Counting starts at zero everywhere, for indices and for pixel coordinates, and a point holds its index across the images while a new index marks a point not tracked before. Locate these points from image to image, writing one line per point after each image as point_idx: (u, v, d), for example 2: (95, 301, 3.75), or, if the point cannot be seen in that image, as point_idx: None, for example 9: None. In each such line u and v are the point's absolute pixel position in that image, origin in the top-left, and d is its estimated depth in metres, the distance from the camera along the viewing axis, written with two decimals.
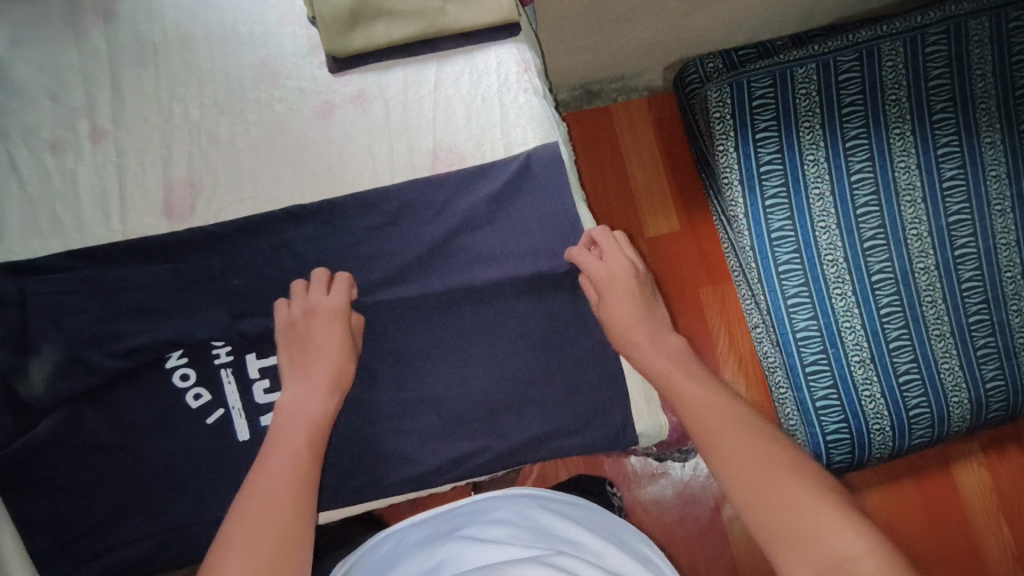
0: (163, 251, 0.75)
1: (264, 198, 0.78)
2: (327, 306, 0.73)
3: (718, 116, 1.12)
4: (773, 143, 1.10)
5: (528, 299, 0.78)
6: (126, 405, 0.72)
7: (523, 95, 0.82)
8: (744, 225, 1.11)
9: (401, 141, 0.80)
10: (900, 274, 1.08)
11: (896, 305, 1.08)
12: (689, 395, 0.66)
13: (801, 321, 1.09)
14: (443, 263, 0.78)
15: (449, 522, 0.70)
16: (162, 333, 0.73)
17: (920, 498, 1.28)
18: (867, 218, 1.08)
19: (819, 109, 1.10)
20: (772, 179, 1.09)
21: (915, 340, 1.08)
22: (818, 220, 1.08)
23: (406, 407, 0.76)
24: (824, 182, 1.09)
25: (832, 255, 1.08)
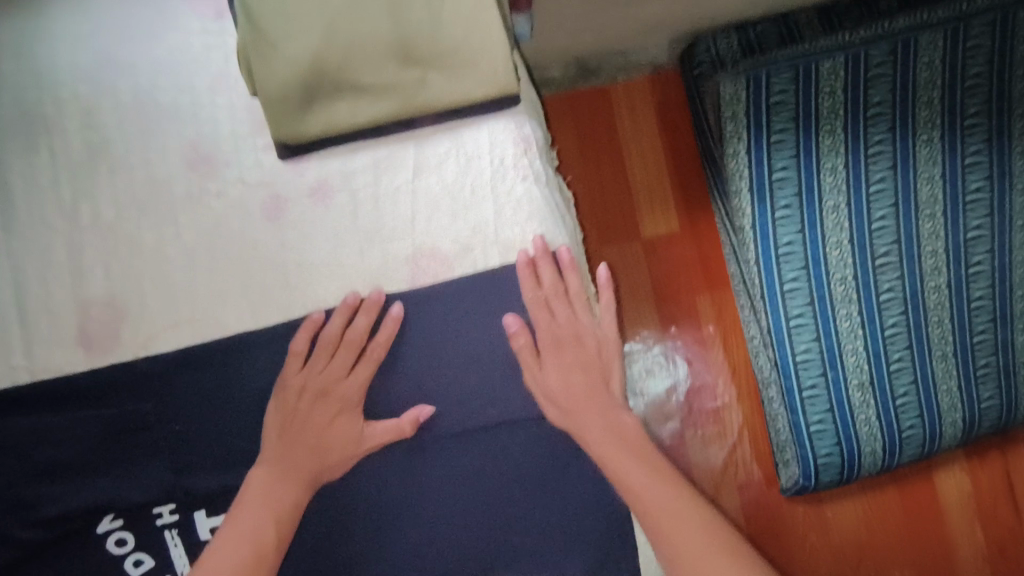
0: (84, 394, 0.62)
1: (205, 321, 0.63)
2: (343, 391, 0.64)
3: (728, 113, 0.83)
4: (789, 146, 0.83)
5: (527, 437, 0.67)
6: (54, 574, 0.61)
7: (522, 183, 0.66)
8: (750, 239, 0.84)
9: (373, 246, 0.65)
10: (911, 292, 0.85)
11: (902, 327, 0.85)
12: (647, 490, 0.61)
13: (802, 342, 0.85)
14: (427, 397, 0.66)
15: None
16: (89, 498, 0.61)
17: (897, 509, 1.03)
18: (882, 230, 0.84)
19: (844, 112, 0.83)
20: (786, 191, 0.83)
21: (919, 373, 0.86)
22: (830, 236, 0.83)
23: (389, 563, 0.66)
24: (839, 189, 0.83)
25: (842, 276, 0.84)
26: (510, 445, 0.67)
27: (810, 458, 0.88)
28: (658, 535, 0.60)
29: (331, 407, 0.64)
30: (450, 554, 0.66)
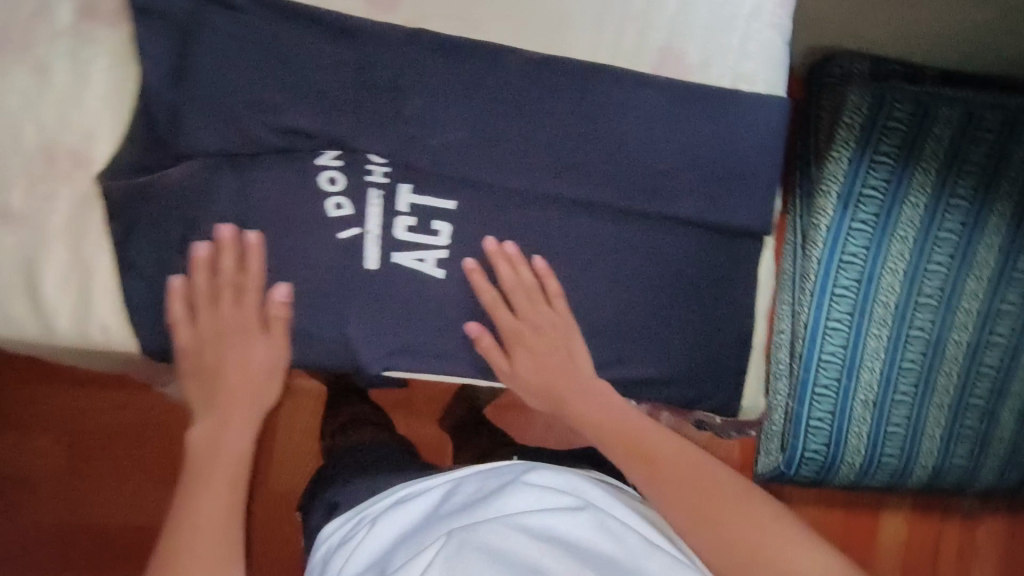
0: (356, 35, 0.67)
1: (473, 22, 0.70)
2: (447, 114, 0.69)
3: (845, 122, 0.95)
4: (886, 171, 0.93)
5: (695, 238, 0.75)
6: (264, 177, 0.67)
7: (771, 30, 0.75)
8: (822, 236, 0.95)
9: (635, 25, 0.72)
10: (937, 338, 0.93)
11: (916, 364, 0.95)
12: (655, 442, 0.68)
13: (830, 343, 0.96)
14: (626, 171, 0.73)
15: (500, 475, 0.69)
16: (327, 125, 0.67)
17: (844, 525, 1.13)
18: (933, 274, 0.92)
19: (941, 157, 0.92)
20: (870, 206, 0.93)
21: (914, 411, 0.96)
22: (890, 260, 0.93)
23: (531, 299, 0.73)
24: (912, 225, 0.92)
25: (885, 298, 0.93)
26: (674, 241, 0.74)
27: (799, 446, 0.99)
28: (660, 482, 0.64)
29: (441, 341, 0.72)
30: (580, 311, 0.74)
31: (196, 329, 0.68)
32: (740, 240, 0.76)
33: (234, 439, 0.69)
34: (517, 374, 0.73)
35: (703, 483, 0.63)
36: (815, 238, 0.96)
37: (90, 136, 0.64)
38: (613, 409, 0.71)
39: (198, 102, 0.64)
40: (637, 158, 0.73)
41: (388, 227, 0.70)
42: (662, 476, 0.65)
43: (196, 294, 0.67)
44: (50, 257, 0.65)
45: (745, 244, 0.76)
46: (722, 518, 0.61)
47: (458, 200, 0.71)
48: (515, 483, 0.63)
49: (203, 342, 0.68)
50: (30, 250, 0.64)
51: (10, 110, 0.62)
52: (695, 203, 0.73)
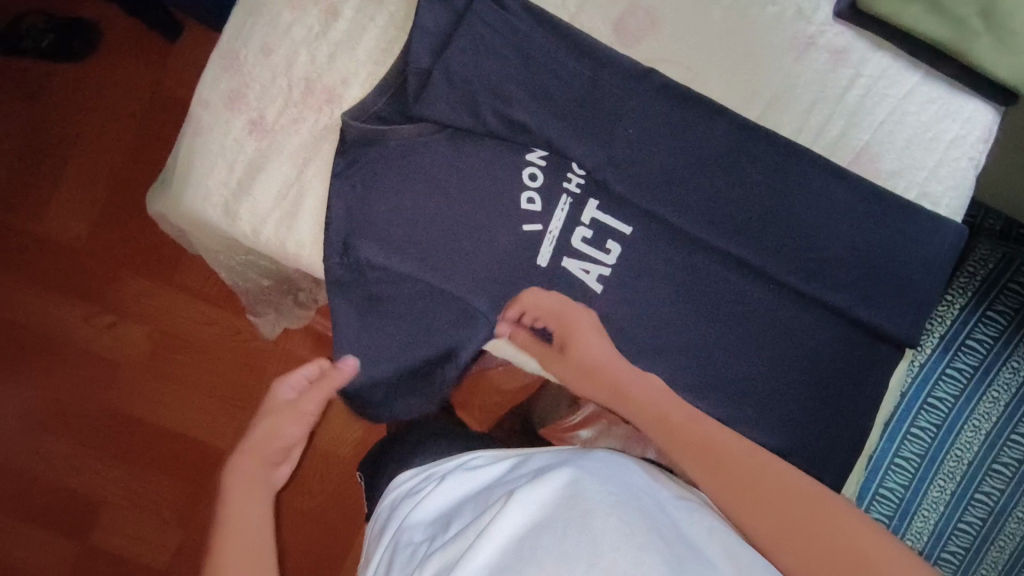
0: (598, 59, 0.73)
1: (697, 78, 0.76)
2: (652, 150, 0.75)
3: (968, 270, 0.95)
4: (994, 330, 0.94)
5: (840, 330, 0.77)
6: (475, 156, 0.73)
7: (966, 160, 0.78)
8: (914, 372, 0.94)
9: (842, 120, 0.77)
10: (1000, 510, 0.93)
11: (971, 529, 0.93)
12: (710, 436, 0.62)
13: (894, 479, 0.94)
14: (796, 248, 0.76)
15: (570, 453, 0.60)
16: (548, 130, 0.72)
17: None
18: (1016, 445, 0.93)
19: None
20: (969, 358, 0.94)
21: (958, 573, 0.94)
22: (974, 417, 0.94)
23: (672, 339, 0.76)
24: (1008, 389, 0.93)
25: (960, 451, 0.94)
26: (820, 325, 0.77)
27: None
28: (717, 474, 0.58)
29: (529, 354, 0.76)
30: (714, 363, 0.76)
31: (370, 271, 0.72)
32: (881, 344, 0.78)
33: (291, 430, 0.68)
34: (592, 388, 0.71)
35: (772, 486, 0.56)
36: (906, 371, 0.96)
37: (346, 81, 0.71)
38: (659, 399, 0.68)
39: (447, 75, 0.70)
40: (811, 240, 0.76)
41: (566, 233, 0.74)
42: (718, 460, 0.59)
43: (382, 239, 0.71)
44: (274, 172, 0.71)
45: (885, 349, 0.78)
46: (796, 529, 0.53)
47: (634, 227, 0.75)
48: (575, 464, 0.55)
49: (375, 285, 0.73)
50: (261, 160, 0.70)
51: (291, 40, 0.70)
52: (850, 296, 0.76)
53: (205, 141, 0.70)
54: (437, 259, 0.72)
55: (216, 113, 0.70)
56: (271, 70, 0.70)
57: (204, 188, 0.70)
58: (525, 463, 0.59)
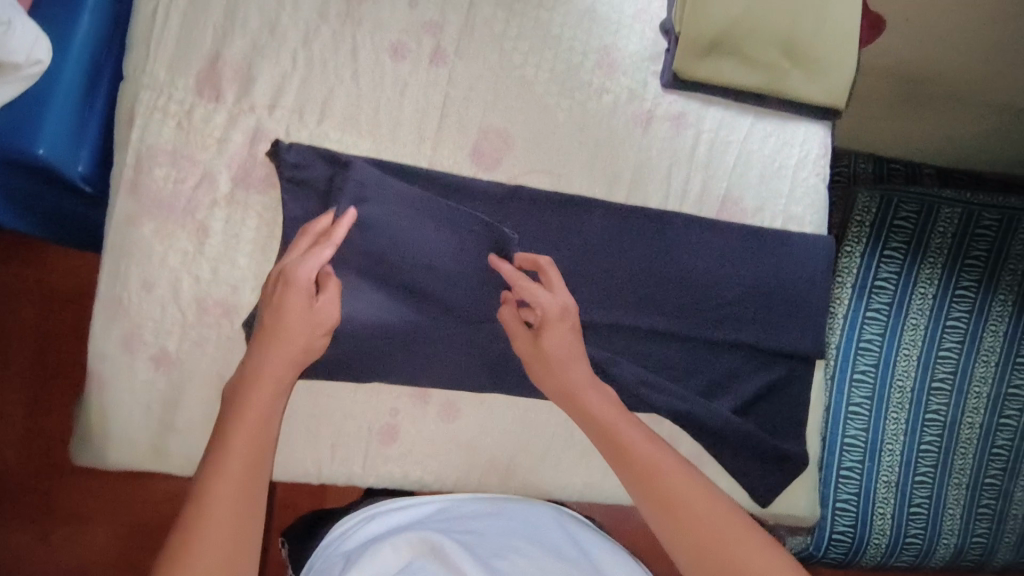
0: (466, 192, 0.77)
1: (563, 179, 0.80)
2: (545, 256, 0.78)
3: (857, 219, 1.03)
4: (895, 265, 1.03)
5: (754, 360, 0.84)
6: (372, 311, 0.72)
7: (814, 177, 0.87)
8: (839, 325, 1.02)
9: (699, 177, 0.83)
10: (952, 420, 1.03)
11: (932, 446, 1.03)
12: (631, 432, 0.64)
13: (853, 427, 1.02)
14: (695, 303, 0.82)
15: (496, 505, 0.72)
16: (442, 271, 0.74)
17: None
18: (945, 359, 1.03)
19: (947, 252, 1.03)
20: (881, 296, 1.03)
21: (935, 490, 1.04)
22: (903, 346, 1.02)
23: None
24: (923, 314, 1.02)
25: (901, 382, 1.03)
26: (736, 360, 0.84)
27: (825, 531, 1.04)
28: (638, 475, 0.61)
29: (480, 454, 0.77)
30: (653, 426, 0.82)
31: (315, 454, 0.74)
32: (793, 360, 0.85)
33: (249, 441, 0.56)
34: (550, 383, 0.70)
35: (689, 493, 0.58)
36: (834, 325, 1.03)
37: (236, 289, 0.71)
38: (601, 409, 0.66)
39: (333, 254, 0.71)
40: (705, 291, 0.82)
41: (484, 361, 0.76)
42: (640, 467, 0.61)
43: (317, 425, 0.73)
44: (193, 397, 0.70)
45: (797, 364, 0.85)
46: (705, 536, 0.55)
47: None
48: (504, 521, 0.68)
49: (321, 467, 0.75)
50: (176, 391, 0.70)
51: (171, 267, 0.70)
52: (754, 331, 0.83)
53: (114, 391, 0.69)
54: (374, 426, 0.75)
55: (116, 361, 0.69)
56: (161, 303, 0.70)
57: (128, 435, 0.69)
58: (454, 509, 0.71)
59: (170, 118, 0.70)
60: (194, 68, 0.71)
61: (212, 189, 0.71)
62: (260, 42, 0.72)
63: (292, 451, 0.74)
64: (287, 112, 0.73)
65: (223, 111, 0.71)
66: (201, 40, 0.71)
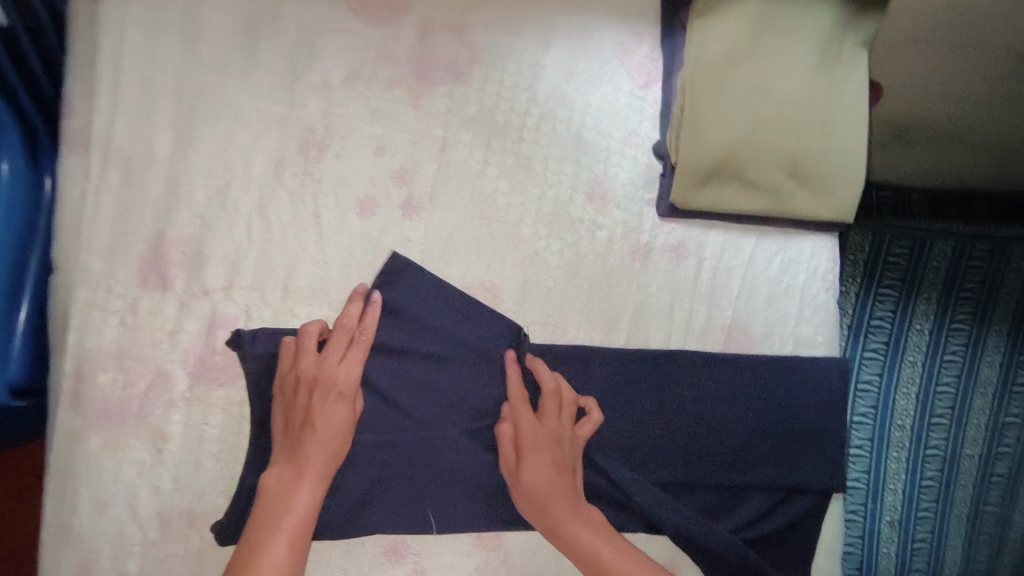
0: (453, 356, 0.70)
1: (558, 328, 0.73)
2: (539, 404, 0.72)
3: (850, 257, 0.94)
4: (891, 302, 0.94)
5: (775, 500, 0.77)
6: (360, 493, 0.67)
7: (824, 293, 0.81)
8: None
9: (703, 308, 0.77)
10: (981, 470, 0.90)
11: (939, 492, 0.91)
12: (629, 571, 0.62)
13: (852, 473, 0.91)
14: (707, 445, 0.76)
15: None
16: (429, 444, 0.68)
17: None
18: (945, 396, 0.91)
19: (941, 286, 0.93)
20: (875, 334, 0.93)
21: (936, 531, 0.90)
22: (900, 386, 0.92)
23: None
24: (920, 351, 0.92)
25: (900, 424, 0.92)
26: (756, 502, 0.77)
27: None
28: None
29: None
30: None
31: None
32: (814, 494, 0.78)
33: None
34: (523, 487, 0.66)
35: None
36: None
37: (201, 497, 0.63)
38: (588, 536, 0.64)
39: None
40: (716, 432, 0.76)
41: (487, 532, 0.70)
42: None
43: None
44: None
45: (819, 498, 0.79)
46: None
47: None
48: None
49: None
50: None
51: (127, 483, 0.62)
52: (771, 471, 0.77)
53: None
54: None
55: None
56: (117, 525, 0.61)
57: None
58: None
59: (112, 316, 0.62)
60: (135, 256, 0.62)
61: (167, 389, 0.63)
62: (210, 217, 0.64)
63: None
64: (246, 290, 0.65)
65: (173, 299, 0.63)
66: (139, 222, 0.63)
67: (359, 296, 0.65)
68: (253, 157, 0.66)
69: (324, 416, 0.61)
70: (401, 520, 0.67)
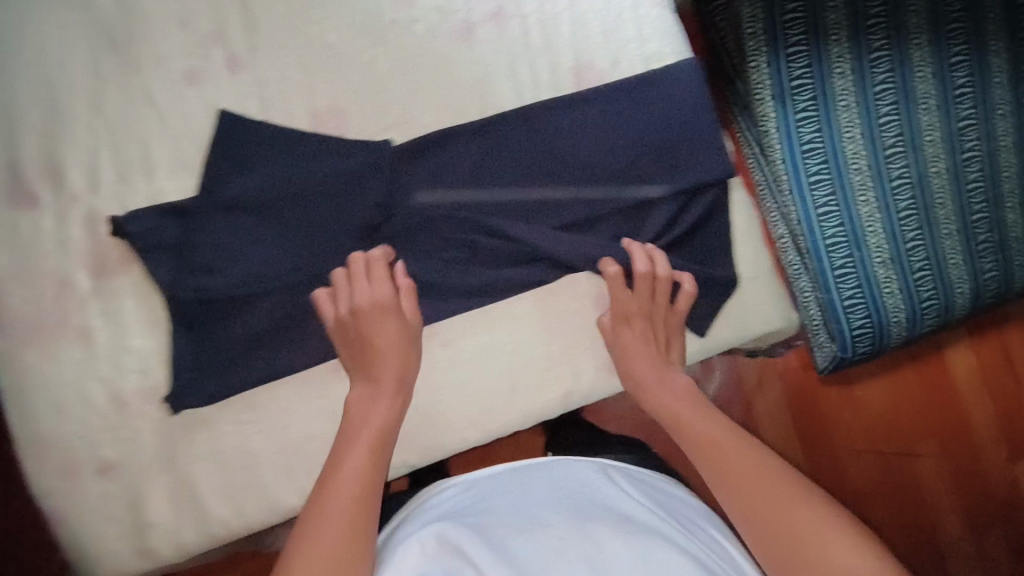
0: (320, 179, 0.73)
1: (413, 123, 0.77)
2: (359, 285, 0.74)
3: (749, 32, 1.00)
4: (805, 58, 0.98)
5: (675, 205, 0.81)
6: (289, 324, 0.73)
7: (656, 8, 0.82)
8: (776, 140, 0.99)
9: (543, 61, 0.80)
10: (952, 181, 0.97)
11: (914, 208, 0.97)
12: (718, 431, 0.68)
13: (829, 227, 0.97)
14: (597, 182, 0.80)
15: (529, 473, 0.68)
16: (332, 261, 0.74)
17: (919, 385, 1.19)
18: (889, 123, 0.96)
19: (846, 23, 0.98)
20: (803, 94, 0.98)
21: (931, 252, 0.98)
22: (844, 131, 0.97)
23: (557, 324, 0.78)
24: (849, 91, 0.97)
25: (857, 163, 0.96)
26: (658, 215, 0.81)
27: (845, 331, 1.00)
28: (710, 469, 0.65)
29: (451, 414, 0.76)
30: (604, 313, 0.79)
31: (293, 486, 0.72)
32: (711, 188, 0.82)
33: (350, 471, 0.61)
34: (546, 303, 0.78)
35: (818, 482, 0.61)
36: (770, 142, 1.00)
37: (146, 373, 0.70)
38: (667, 407, 0.74)
39: (227, 301, 0.71)
40: (598, 166, 0.80)
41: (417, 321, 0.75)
42: (725, 477, 0.63)
43: (278, 449, 0.72)
44: (155, 487, 0.70)
45: (716, 192, 0.82)
46: (786, 524, 0.57)
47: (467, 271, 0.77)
48: (533, 502, 0.63)
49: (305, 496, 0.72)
50: (135, 493, 0.69)
51: (75, 382, 0.68)
52: (666, 182, 0.81)
53: (77, 517, 0.68)
54: (337, 433, 0.73)
55: (67, 490, 0.68)
56: (80, 418, 0.68)
57: (111, 546, 0.68)
58: (490, 489, 0.66)
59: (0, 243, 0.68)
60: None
61: (73, 291, 0.69)
62: (54, 130, 0.70)
63: (270, 494, 0.71)
64: (112, 185, 0.70)
65: (48, 212, 0.69)
66: None
67: (365, 254, 0.73)
68: (69, 67, 0.70)
69: (378, 331, 0.71)
70: (336, 334, 0.74)
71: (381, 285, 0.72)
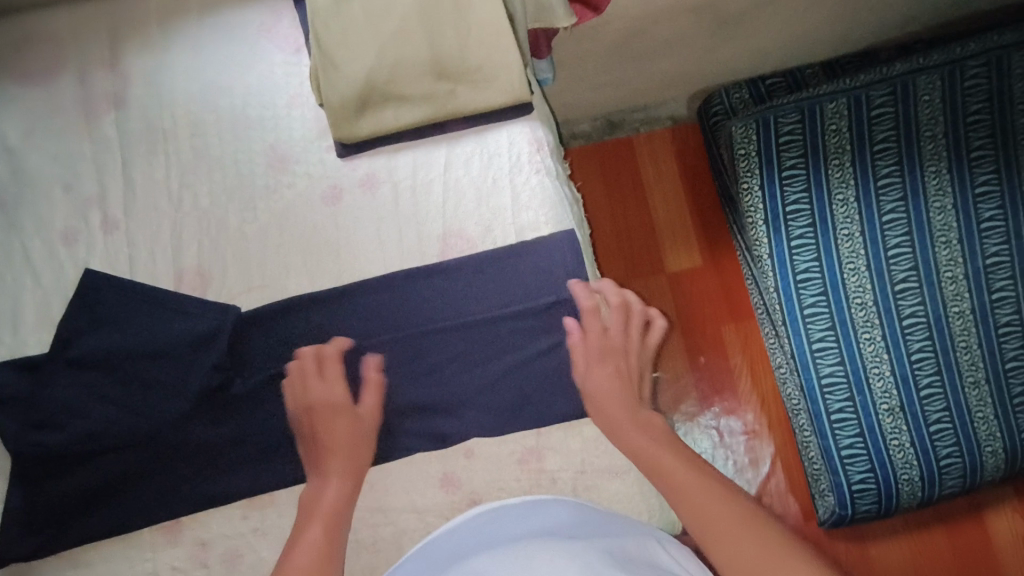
0: (171, 341, 0.75)
1: (274, 286, 0.77)
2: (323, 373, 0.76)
3: (741, 152, 1.00)
4: (800, 181, 0.97)
5: (535, 383, 0.77)
6: (122, 481, 0.74)
7: (535, 175, 0.79)
8: (769, 267, 0.98)
9: (410, 227, 0.79)
10: (978, 325, 0.93)
11: (929, 353, 0.94)
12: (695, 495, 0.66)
13: (826, 366, 0.96)
14: (454, 356, 0.77)
15: (509, 510, 0.68)
16: (171, 422, 0.74)
17: (950, 550, 1.12)
18: (899, 258, 0.94)
19: (850, 146, 0.97)
20: (799, 219, 0.97)
21: (950, 400, 0.94)
22: (846, 262, 0.95)
23: (397, 502, 0.75)
24: (852, 220, 0.95)
25: (860, 298, 0.95)
26: (520, 395, 0.76)
27: (845, 484, 0.98)
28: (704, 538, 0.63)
29: None
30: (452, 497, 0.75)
31: None
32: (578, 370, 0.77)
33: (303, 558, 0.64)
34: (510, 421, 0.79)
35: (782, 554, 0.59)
36: (763, 268, 0.99)
37: None
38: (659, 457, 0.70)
39: (64, 455, 0.73)
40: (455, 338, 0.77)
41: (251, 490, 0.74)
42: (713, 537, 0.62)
43: None
44: None
45: None
46: None
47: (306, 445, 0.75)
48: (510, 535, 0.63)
49: None
50: None
51: None
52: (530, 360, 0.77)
53: None
54: None
55: None
56: None
57: None
58: (479, 526, 0.67)
59: None
60: None
61: None
62: None
63: None
64: None
65: None
66: None
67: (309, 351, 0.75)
68: None
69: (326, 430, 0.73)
70: (170, 496, 0.73)
71: (316, 382, 0.74)
